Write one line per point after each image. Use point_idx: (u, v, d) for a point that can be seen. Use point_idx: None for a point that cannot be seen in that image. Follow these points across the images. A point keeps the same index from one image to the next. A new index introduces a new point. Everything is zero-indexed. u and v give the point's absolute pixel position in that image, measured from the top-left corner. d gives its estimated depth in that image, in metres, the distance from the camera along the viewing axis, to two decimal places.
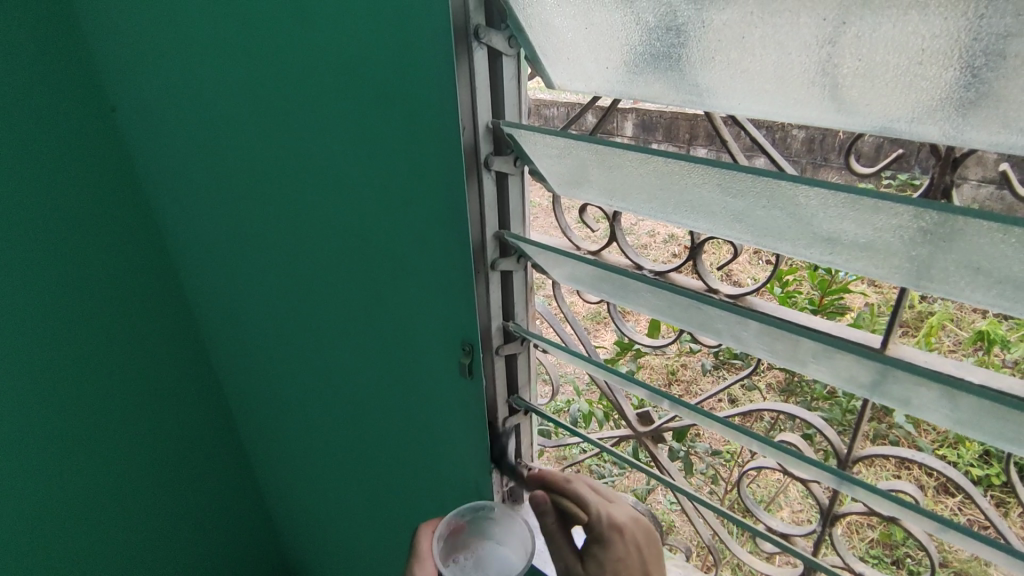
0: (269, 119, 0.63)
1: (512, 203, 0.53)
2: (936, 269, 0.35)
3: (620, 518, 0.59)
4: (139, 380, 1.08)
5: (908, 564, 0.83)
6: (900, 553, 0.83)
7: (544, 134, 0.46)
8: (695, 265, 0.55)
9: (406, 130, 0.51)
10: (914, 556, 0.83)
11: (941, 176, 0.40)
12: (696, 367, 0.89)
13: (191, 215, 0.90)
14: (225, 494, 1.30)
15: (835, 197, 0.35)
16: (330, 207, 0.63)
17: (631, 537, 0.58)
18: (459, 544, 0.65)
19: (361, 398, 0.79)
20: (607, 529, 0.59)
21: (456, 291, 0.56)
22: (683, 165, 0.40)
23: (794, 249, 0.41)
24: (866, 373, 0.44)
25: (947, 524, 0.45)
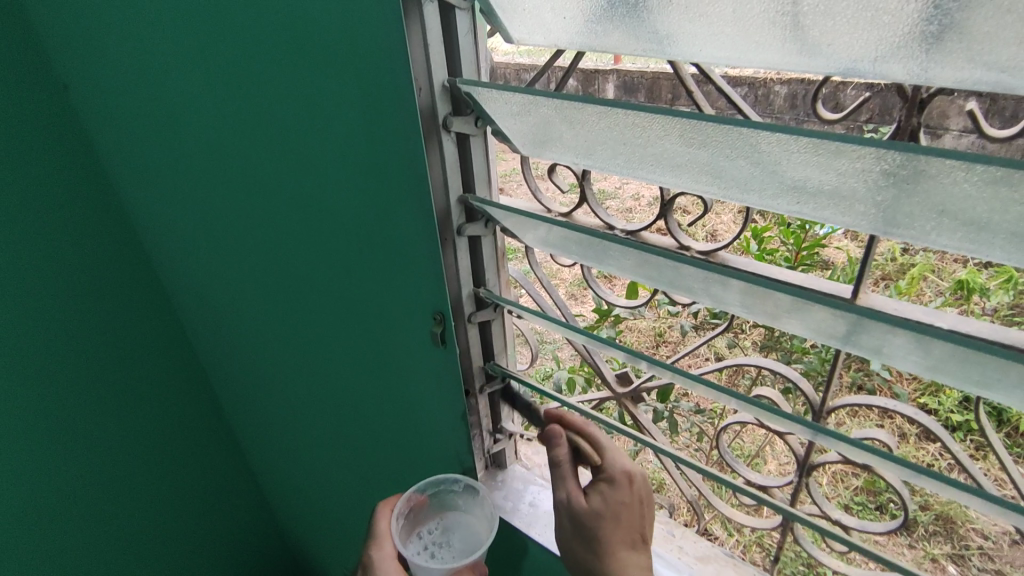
0: (221, 92, 0.61)
1: (476, 166, 0.51)
2: (902, 214, 0.34)
3: (632, 467, 0.61)
4: (115, 367, 1.07)
5: (891, 509, 0.86)
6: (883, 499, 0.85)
7: (503, 91, 0.44)
8: (665, 224, 0.54)
9: (360, 93, 0.49)
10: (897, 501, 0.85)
11: (908, 118, 0.39)
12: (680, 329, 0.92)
13: (156, 195, 0.88)
14: (213, 476, 1.31)
15: (799, 142, 0.34)
16: (290, 181, 0.62)
17: (638, 485, 0.60)
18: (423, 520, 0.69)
19: (339, 373, 0.79)
20: (618, 474, 0.60)
21: (424, 260, 0.54)
22: (645, 117, 0.39)
23: (761, 199, 0.40)
24: (839, 324, 0.43)
25: (921, 470, 0.45)
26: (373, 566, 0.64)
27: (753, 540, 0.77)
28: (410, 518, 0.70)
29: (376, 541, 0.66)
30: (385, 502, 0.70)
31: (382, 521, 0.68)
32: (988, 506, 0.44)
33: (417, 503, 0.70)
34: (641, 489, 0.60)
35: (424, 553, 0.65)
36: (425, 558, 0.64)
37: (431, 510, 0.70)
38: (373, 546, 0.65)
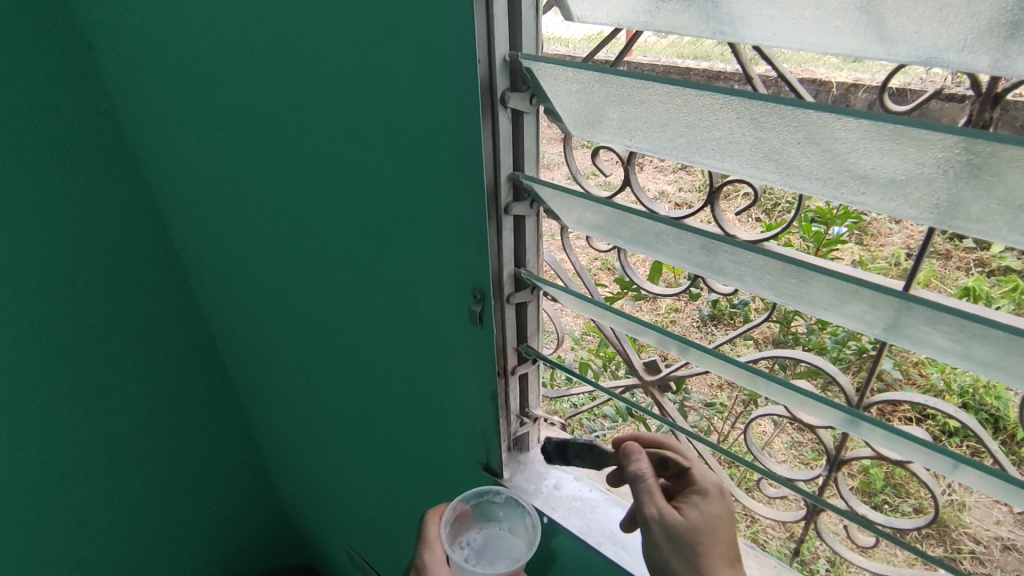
0: (260, 57, 0.61)
1: (527, 144, 0.51)
2: (976, 207, 0.34)
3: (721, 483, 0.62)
4: (124, 327, 1.09)
5: (888, 509, 0.72)
6: (875, 497, 0.74)
7: (565, 66, 0.44)
8: (712, 211, 0.54)
9: (413, 63, 0.48)
10: (892, 501, 0.72)
11: (980, 113, 0.38)
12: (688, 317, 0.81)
13: (173, 158, 0.89)
14: (215, 441, 1.33)
15: (877, 128, 0.34)
16: (325, 150, 0.62)
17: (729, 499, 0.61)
18: (465, 527, 0.71)
19: (357, 344, 0.79)
20: (710, 485, 0.61)
21: (467, 236, 0.54)
22: (713, 98, 0.38)
23: (822, 189, 0.39)
24: (885, 313, 0.43)
25: (960, 460, 0.48)
26: (424, 569, 0.66)
27: (748, 535, 0.76)
28: (454, 525, 0.71)
29: (424, 545, 0.68)
30: (433, 508, 0.72)
31: (430, 526, 0.69)
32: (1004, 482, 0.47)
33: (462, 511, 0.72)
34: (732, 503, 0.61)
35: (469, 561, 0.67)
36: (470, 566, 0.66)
37: (474, 519, 0.72)
38: (421, 550, 0.67)
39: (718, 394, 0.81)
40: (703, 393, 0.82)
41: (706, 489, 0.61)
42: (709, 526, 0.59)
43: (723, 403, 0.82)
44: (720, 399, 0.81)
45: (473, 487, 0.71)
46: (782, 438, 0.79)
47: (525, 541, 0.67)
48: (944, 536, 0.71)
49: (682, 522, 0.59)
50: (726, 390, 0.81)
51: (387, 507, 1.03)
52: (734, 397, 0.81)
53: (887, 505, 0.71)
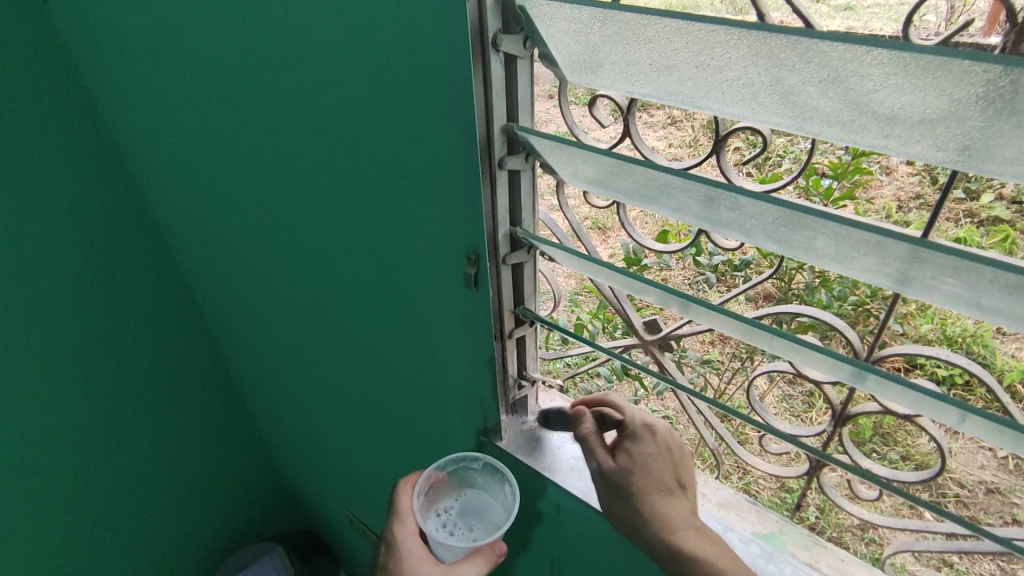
0: (229, 6, 0.56)
1: (521, 92, 0.47)
2: (1010, 146, 0.32)
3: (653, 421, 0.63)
4: (106, 301, 1.06)
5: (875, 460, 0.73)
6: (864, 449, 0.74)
7: (563, 3, 0.40)
8: (717, 159, 0.51)
9: (392, 6, 0.44)
10: (880, 451, 0.73)
11: (1015, 45, 0.35)
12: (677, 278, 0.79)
13: (142, 120, 0.84)
14: (206, 412, 1.32)
15: (911, 61, 0.31)
16: (302, 107, 0.58)
17: (662, 437, 0.62)
18: (441, 495, 0.72)
19: (346, 311, 0.77)
20: (639, 428, 0.62)
21: (458, 195, 0.51)
22: (729, 33, 0.35)
23: (843, 133, 0.37)
24: (901, 261, 0.40)
25: (969, 411, 0.46)
26: (396, 543, 0.67)
27: (739, 487, 0.76)
28: (431, 493, 0.72)
29: (397, 518, 0.69)
30: (406, 477, 0.72)
31: (403, 497, 0.70)
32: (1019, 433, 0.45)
33: (436, 480, 0.72)
34: (665, 439, 0.62)
35: (443, 530, 0.68)
36: (444, 535, 0.67)
37: (450, 486, 0.72)
38: (395, 523, 0.68)
39: (711, 349, 0.80)
40: (697, 350, 0.81)
41: (637, 433, 0.62)
42: (646, 465, 0.61)
43: (718, 359, 0.80)
44: (714, 355, 0.80)
45: (449, 455, 0.71)
46: (774, 391, 0.78)
47: (502, 510, 0.68)
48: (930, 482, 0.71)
49: (618, 468, 0.61)
50: (719, 345, 0.80)
51: (385, 474, 1.02)
52: (728, 353, 0.80)
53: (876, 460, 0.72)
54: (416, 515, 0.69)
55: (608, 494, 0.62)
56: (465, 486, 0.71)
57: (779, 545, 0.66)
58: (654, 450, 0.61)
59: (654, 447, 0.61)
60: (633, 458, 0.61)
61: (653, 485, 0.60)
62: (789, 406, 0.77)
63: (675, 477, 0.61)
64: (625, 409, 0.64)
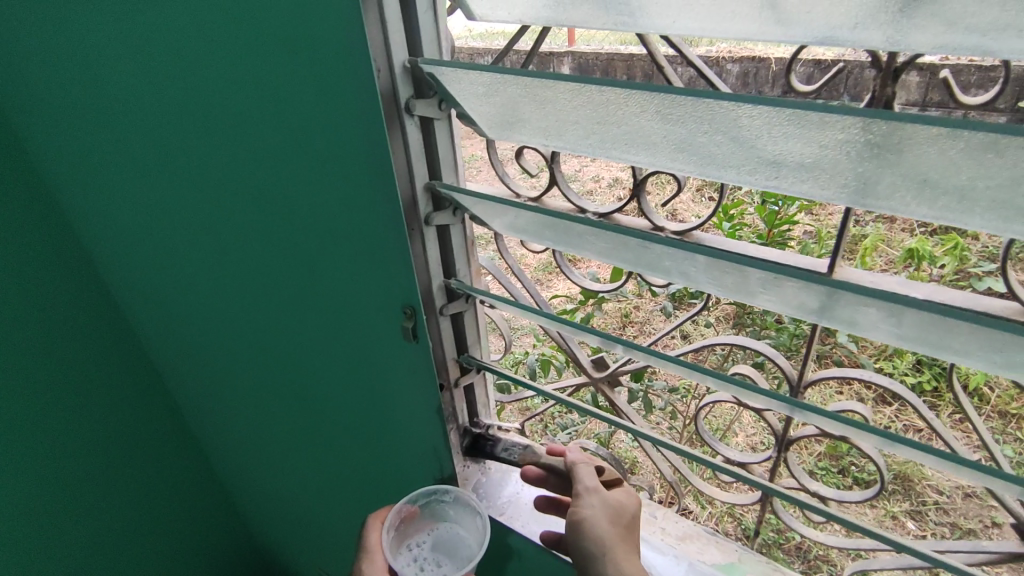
0: (160, 80, 0.56)
1: (441, 152, 0.49)
2: (883, 185, 0.33)
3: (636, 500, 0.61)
4: (58, 376, 1.01)
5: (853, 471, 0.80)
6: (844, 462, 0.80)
7: (467, 69, 0.42)
8: (638, 203, 0.53)
9: (310, 78, 0.46)
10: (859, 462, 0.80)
11: (882, 89, 0.38)
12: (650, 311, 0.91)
13: (85, 193, 0.83)
14: (172, 484, 1.26)
15: (780, 113, 0.32)
16: (238, 175, 0.58)
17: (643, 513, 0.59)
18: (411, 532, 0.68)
19: (301, 371, 0.76)
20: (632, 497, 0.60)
21: (388, 252, 0.52)
22: (619, 92, 0.37)
23: (738, 177, 0.39)
24: (815, 296, 0.42)
25: (895, 438, 0.48)
26: None
27: (724, 511, 0.80)
28: (399, 532, 0.68)
29: (365, 554, 0.64)
30: (374, 515, 0.69)
31: (372, 533, 0.66)
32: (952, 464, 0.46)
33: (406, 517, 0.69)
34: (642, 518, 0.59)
35: (413, 567, 0.64)
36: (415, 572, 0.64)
37: (420, 523, 0.69)
38: (364, 561, 0.64)
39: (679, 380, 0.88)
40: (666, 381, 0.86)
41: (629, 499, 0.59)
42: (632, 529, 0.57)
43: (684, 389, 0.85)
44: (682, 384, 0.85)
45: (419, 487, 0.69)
46: None
47: (475, 540, 0.66)
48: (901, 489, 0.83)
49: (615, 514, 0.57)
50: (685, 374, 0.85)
51: (353, 532, 1.00)
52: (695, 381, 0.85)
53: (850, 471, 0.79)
54: (385, 552, 0.65)
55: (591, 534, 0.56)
56: (438, 520, 0.68)
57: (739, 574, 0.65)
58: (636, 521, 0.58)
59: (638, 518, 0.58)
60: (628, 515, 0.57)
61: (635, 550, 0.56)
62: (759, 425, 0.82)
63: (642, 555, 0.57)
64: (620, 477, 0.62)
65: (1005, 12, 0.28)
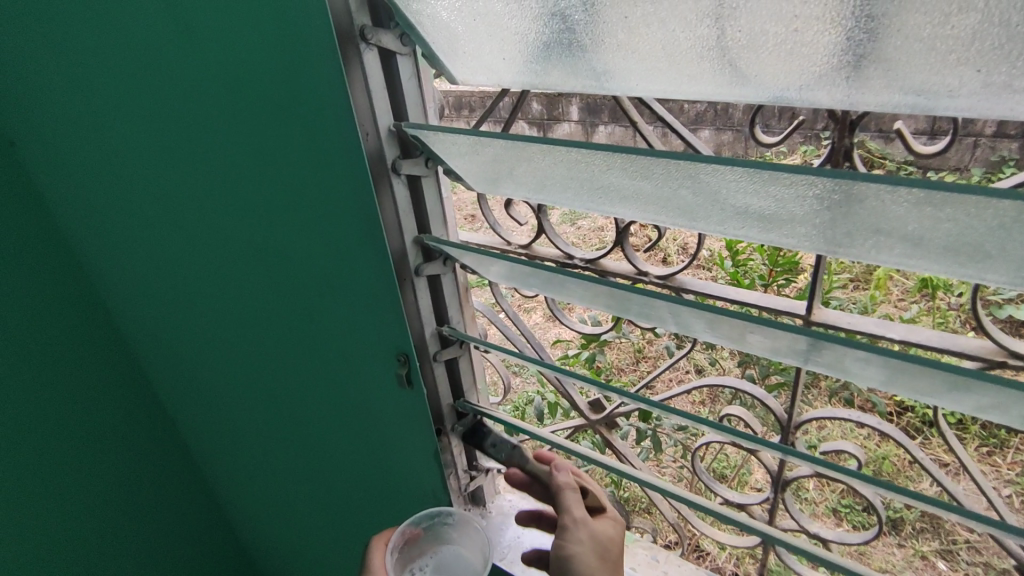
0: (174, 145, 0.60)
1: (430, 207, 0.52)
2: (842, 235, 0.35)
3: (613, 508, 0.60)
4: (88, 447, 0.97)
5: None
6: None
7: (447, 132, 0.45)
8: (623, 251, 0.55)
9: (305, 142, 0.49)
10: None
11: (841, 139, 0.40)
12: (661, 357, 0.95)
13: (103, 251, 0.86)
14: (198, 551, 1.20)
15: (735, 170, 0.34)
16: (244, 231, 0.61)
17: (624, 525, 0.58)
18: (412, 556, 0.66)
19: (308, 419, 0.77)
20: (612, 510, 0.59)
21: (382, 303, 0.54)
22: (588, 151, 0.39)
23: (709, 226, 0.40)
24: (795, 344, 0.43)
25: (886, 484, 0.48)
26: None
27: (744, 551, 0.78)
28: (402, 556, 0.66)
29: None
30: (376, 539, 0.67)
31: (375, 558, 0.65)
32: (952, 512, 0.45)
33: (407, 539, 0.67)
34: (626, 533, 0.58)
35: None
36: None
37: (421, 547, 0.67)
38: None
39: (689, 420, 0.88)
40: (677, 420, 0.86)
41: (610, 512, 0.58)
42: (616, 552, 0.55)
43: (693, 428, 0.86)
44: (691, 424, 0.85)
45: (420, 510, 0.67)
46: None
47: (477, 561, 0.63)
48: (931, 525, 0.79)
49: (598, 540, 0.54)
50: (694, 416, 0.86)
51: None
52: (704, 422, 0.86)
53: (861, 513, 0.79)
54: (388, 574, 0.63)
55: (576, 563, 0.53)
56: (440, 542, 0.66)
57: None
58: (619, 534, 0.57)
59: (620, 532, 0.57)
60: (609, 535, 0.55)
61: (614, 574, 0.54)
62: None
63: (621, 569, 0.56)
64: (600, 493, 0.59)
65: (934, 74, 0.30)
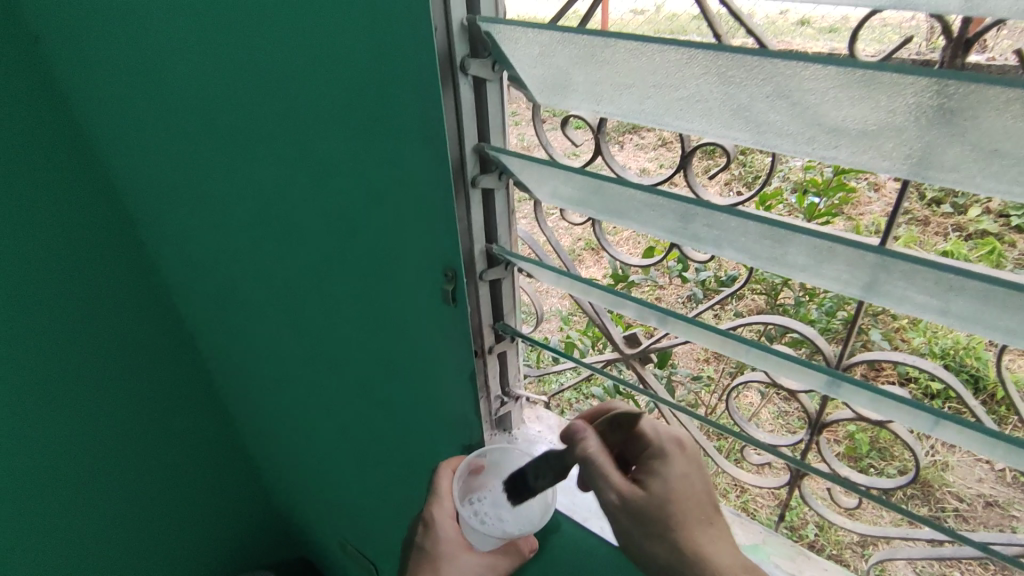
0: (222, 35, 0.58)
1: (492, 113, 0.50)
2: (945, 156, 0.33)
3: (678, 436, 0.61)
4: (96, 332, 1.02)
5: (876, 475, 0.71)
6: (865, 465, 0.71)
7: (526, 28, 0.42)
8: (685, 176, 0.53)
9: (371, 35, 0.47)
10: (880, 466, 0.71)
11: (952, 59, 0.38)
12: (673, 295, 0.78)
13: (137, 153, 0.84)
14: (201, 447, 1.27)
15: (848, 76, 0.32)
16: (292, 132, 0.60)
17: (691, 452, 0.61)
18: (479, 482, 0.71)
19: (340, 334, 0.78)
20: (669, 446, 0.61)
21: (435, 213, 0.53)
22: (679, 53, 0.37)
23: (795, 146, 0.38)
24: (860, 268, 0.42)
25: (938, 415, 0.47)
26: (433, 522, 0.70)
27: (738, 504, 0.78)
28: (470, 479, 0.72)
29: (437, 499, 0.71)
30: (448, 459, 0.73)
31: (444, 479, 0.71)
32: (994, 437, 0.45)
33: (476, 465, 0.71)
34: (693, 454, 0.61)
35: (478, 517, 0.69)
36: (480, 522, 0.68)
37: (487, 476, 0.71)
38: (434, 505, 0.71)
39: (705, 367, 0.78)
40: (690, 366, 0.79)
41: (664, 451, 0.60)
42: (675, 490, 0.59)
43: (710, 376, 0.79)
44: (707, 371, 0.78)
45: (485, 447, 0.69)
46: (769, 407, 0.77)
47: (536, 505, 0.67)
48: (929, 496, 0.70)
49: (647, 497, 0.58)
50: (713, 362, 0.78)
51: (380, 496, 1.02)
52: (721, 369, 0.78)
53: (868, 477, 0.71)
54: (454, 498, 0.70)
55: (636, 526, 0.58)
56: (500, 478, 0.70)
57: (763, 556, 0.72)
58: (687, 470, 0.60)
59: (686, 467, 0.60)
60: (665, 482, 0.59)
61: (691, 515, 0.59)
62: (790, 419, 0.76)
63: (709, 502, 0.60)
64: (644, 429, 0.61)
65: None
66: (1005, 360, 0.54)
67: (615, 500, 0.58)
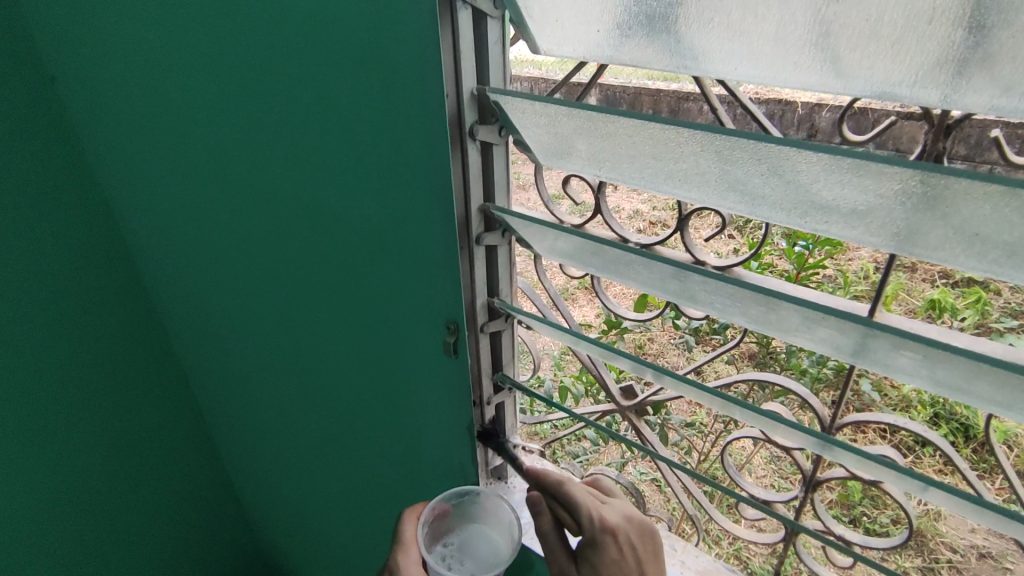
0: (238, 88, 0.59)
1: (496, 175, 0.52)
2: (930, 237, 0.35)
3: (612, 522, 0.60)
4: (91, 369, 1.01)
5: (865, 524, 0.72)
6: (856, 514, 0.72)
7: (533, 100, 0.44)
8: (682, 238, 0.55)
9: (385, 98, 0.49)
10: (871, 514, 0.72)
11: (934, 143, 0.40)
12: (664, 339, 0.81)
13: (143, 192, 0.86)
14: (188, 485, 1.25)
15: (839, 163, 0.34)
16: (301, 182, 0.61)
17: (623, 539, 0.59)
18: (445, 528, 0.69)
19: (337, 377, 0.78)
20: (598, 533, 0.59)
21: (440, 268, 0.55)
22: (680, 133, 0.39)
23: (788, 218, 0.40)
24: (850, 337, 0.43)
25: (932, 483, 0.47)
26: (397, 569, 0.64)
27: (731, 552, 0.78)
28: (435, 527, 0.69)
29: (401, 546, 0.66)
30: (411, 509, 0.70)
31: (407, 527, 0.68)
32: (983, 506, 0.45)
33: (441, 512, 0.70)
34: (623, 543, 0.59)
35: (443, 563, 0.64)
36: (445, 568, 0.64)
37: (453, 522, 0.69)
38: (397, 550, 0.66)
39: (697, 411, 0.81)
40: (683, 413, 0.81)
41: (595, 540, 0.59)
42: (604, 574, 0.59)
43: (703, 422, 0.81)
44: (700, 417, 0.80)
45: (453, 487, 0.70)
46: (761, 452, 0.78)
47: (503, 545, 0.65)
48: (921, 547, 0.69)
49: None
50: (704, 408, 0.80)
51: (369, 539, 1.01)
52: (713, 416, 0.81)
53: (859, 527, 0.72)
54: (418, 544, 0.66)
55: None
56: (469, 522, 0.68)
57: None
58: (619, 558, 0.59)
59: (616, 553, 0.59)
60: (593, 569, 0.60)
61: None
62: (782, 466, 0.77)
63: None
64: (579, 512, 0.60)
65: None
66: (992, 427, 0.55)
67: (558, 570, 0.63)
